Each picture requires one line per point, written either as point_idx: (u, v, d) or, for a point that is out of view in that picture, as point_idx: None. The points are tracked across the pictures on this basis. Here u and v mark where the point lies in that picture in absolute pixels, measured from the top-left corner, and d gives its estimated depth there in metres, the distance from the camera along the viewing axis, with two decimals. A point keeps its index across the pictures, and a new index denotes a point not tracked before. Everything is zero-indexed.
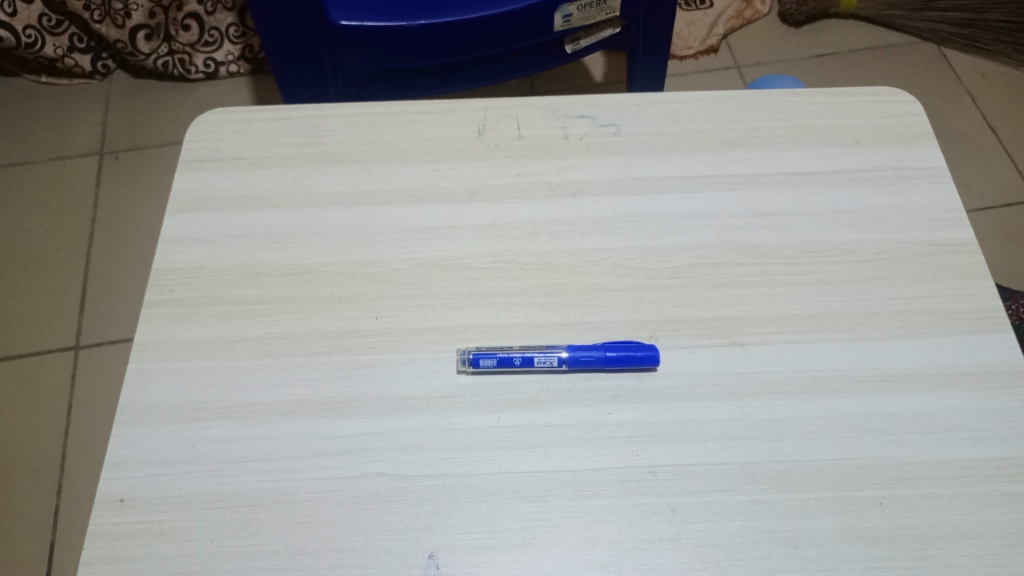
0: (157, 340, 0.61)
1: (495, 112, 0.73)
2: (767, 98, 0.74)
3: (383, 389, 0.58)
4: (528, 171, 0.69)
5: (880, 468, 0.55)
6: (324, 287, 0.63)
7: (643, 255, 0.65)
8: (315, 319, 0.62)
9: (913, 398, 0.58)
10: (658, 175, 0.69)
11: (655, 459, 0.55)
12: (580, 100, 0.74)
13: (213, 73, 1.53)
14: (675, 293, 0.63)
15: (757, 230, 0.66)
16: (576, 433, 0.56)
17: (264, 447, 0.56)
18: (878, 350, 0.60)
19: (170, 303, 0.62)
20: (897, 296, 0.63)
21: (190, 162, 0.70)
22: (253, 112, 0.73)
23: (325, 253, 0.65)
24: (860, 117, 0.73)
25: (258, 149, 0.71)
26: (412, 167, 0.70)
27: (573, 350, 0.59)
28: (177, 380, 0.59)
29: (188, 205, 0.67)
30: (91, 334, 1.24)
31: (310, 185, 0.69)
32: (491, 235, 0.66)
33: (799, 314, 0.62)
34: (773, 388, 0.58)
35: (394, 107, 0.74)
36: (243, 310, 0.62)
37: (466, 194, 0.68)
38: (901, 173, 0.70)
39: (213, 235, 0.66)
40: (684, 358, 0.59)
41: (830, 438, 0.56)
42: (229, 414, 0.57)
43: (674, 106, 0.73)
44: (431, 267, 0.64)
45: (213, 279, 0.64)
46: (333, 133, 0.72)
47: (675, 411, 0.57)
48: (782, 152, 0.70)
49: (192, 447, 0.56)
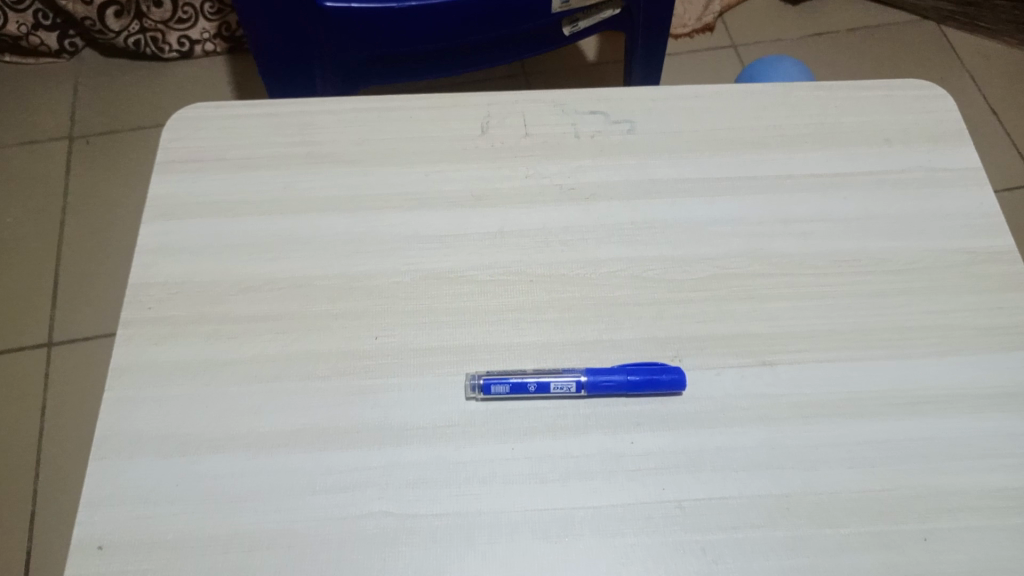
0: (138, 363, 0.55)
1: (500, 108, 0.68)
2: (790, 93, 0.69)
3: (386, 417, 0.53)
4: (537, 173, 0.64)
5: (923, 499, 0.51)
6: (318, 304, 0.58)
7: (662, 265, 0.60)
8: (311, 339, 0.57)
9: (955, 422, 0.54)
10: (677, 177, 0.64)
11: (682, 492, 0.51)
12: (591, 95, 0.69)
13: (188, 52, 1.45)
14: (699, 308, 0.58)
15: (783, 237, 0.61)
16: (597, 464, 0.52)
17: (258, 483, 0.51)
18: (916, 368, 0.56)
19: (151, 322, 0.57)
20: (936, 309, 0.59)
21: (169, 164, 0.64)
22: (239, 108, 0.67)
23: (319, 265, 0.60)
24: (889, 114, 0.68)
25: (243, 148, 0.65)
26: (412, 168, 0.64)
27: (592, 374, 0.54)
28: (161, 408, 0.54)
29: (168, 211, 0.62)
30: (65, 330, 1.18)
31: (300, 189, 0.63)
32: (499, 244, 0.61)
33: (831, 329, 0.57)
34: (807, 411, 0.54)
35: (390, 101, 0.68)
36: (230, 328, 0.57)
37: (470, 199, 0.63)
38: (933, 175, 0.65)
39: (196, 245, 0.60)
40: (711, 381, 0.55)
41: (868, 465, 0.52)
42: (219, 446, 0.52)
43: (692, 102, 0.68)
44: (435, 280, 0.59)
45: (197, 294, 0.58)
46: (324, 131, 0.66)
47: (702, 439, 0.53)
48: (808, 152, 0.66)
49: (179, 484, 0.51)
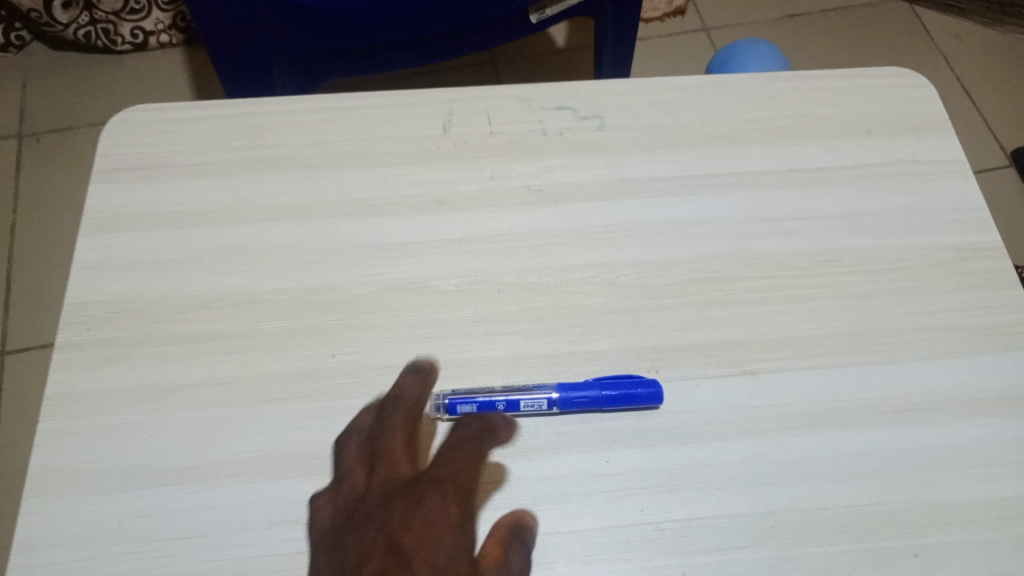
0: (76, 391, 0.51)
1: (464, 104, 0.64)
2: (767, 83, 0.66)
3: (347, 442, 0.50)
4: (503, 174, 0.61)
5: (913, 513, 0.49)
6: (272, 321, 0.54)
7: (637, 270, 0.57)
8: (264, 360, 0.53)
9: (945, 429, 0.52)
10: (650, 176, 0.61)
11: (662, 513, 0.48)
12: (559, 89, 0.65)
13: (142, 44, 1.39)
14: (677, 315, 0.55)
15: (763, 237, 0.59)
16: (572, 486, 0.49)
17: (207, 520, 0.47)
18: (903, 373, 0.54)
19: (91, 345, 0.53)
20: (922, 311, 0.56)
21: (109, 172, 0.60)
22: (184, 110, 0.63)
23: (272, 279, 0.56)
24: (870, 104, 0.66)
25: (189, 153, 0.61)
26: (370, 172, 0.60)
27: (565, 391, 0.51)
28: (102, 440, 0.50)
29: (108, 224, 0.58)
30: (17, 339, 1.12)
31: (250, 197, 0.59)
32: (465, 251, 0.57)
33: (814, 335, 0.55)
34: (791, 423, 0.51)
35: (347, 100, 0.64)
36: (176, 350, 0.53)
37: (433, 203, 0.59)
38: (915, 168, 0.63)
39: (139, 260, 0.56)
40: (690, 393, 0.52)
41: (857, 479, 0.50)
42: (166, 480, 0.49)
43: (665, 95, 0.65)
44: (397, 292, 0.56)
45: (140, 314, 0.54)
46: (275, 134, 0.62)
47: (682, 456, 0.50)
48: (787, 146, 0.63)
49: (122, 522, 0.47)
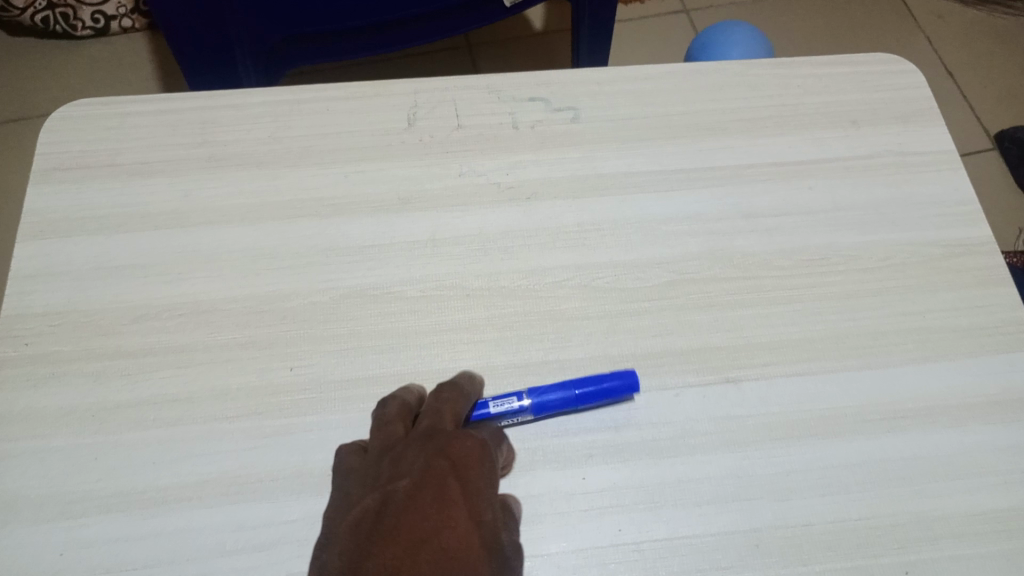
0: (14, 411, 0.48)
1: (430, 96, 0.60)
2: (748, 71, 0.63)
3: (305, 462, 0.47)
4: (471, 170, 0.57)
5: (904, 528, 0.46)
6: (224, 333, 0.51)
7: (613, 272, 0.54)
8: (217, 374, 0.49)
9: (936, 438, 0.49)
10: (627, 171, 0.58)
11: (641, 532, 0.46)
12: (530, 79, 0.62)
13: (103, 29, 1.32)
14: (655, 320, 0.52)
15: (745, 235, 0.56)
16: (545, 505, 0.46)
17: (154, 549, 0.44)
18: (892, 380, 0.51)
19: (30, 361, 0.49)
20: (911, 311, 0.54)
21: (49, 172, 0.56)
22: (130, 104, 0.59)
23: (225, 287, 0.52)
24: (855, 92, 0.63)
25: (136, 152, 0.57)
26: (330, 169, 0.57)
27: (536, 395, 0.48)
28: (41, 464, 0.46)
29: (48, 229, 0.54)
30: None
31: (202, 198, 0.55)
32: (431, 253, 0.54)
33: (799, 339, 0.52)
34: (776, 433, 0.49)
35: (304, 92, 0.60)
36: (122, 365, 0.50)
37: (397, 202, 0.56)
38: (903, 159, 0.60)
39: (81, 268, 0.53)
40: (670, 403, 0.49)
41: (845, 492, 0.47)
42: (110, 506, 0.45)
43: (642, 84, 0.62)
44: (359, 299, 0.52)
45: (83, 326, 0.51)
46: (228, 129, 0.58)
47: (662, 471, 0.47)
48: (769, 137, 0.60)
49: (63, 553, 0.44)
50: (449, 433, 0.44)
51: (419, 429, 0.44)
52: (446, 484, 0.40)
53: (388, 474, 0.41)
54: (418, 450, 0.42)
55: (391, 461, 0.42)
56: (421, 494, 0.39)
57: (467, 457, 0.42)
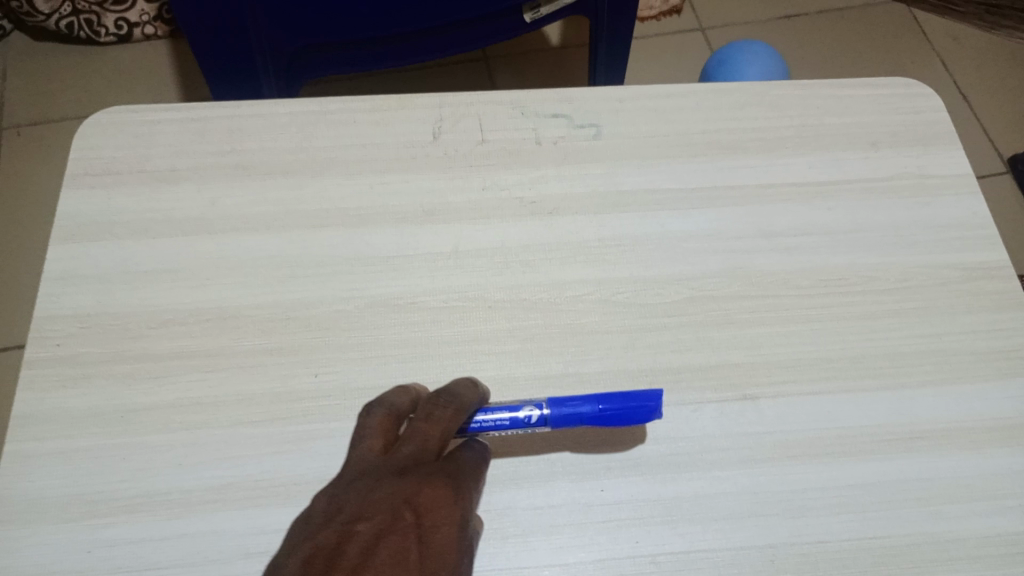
0: (42, 411, 0.49)
1: (454, 109, 0.61)
2: (769, 91, 0.64)
3: (327, 468, 0.47)
4: (494, 184, 0.58)
5: (919, 548, 0.47)
6: (249, 340, 0.52)
7: (634, 287, 0.55)
8: (241, 380, 0.50)
9: (953, 461, 0.49)
10: (647, 188, 0.59)
11: (658, 546, 0.46)
12: (553, 95, 0.63)
13: (126, 35, 1.34)
14: (674, 336, 0.53)
15: (765, 253, 0.56)
16: (563, 516, 0.47)
17: (177, 550, 0.45)
18: (910, 402, 0.51)
19: (58, 362, 0.50)
20: (930, 333, 0.54)
21: (79, 177, 0.57)
22: (160, 112, 0.60)
23: (250, 294, 0.53)
24: (875, 114, 0.63)
25: (165, 158, 0.58)
26: (355, 180, 0.58)
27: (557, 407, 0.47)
28: (68, 465, 0.47)
29: (77, 233, 0.55)
30: None
31: (229, 205, 0.56)
32: (453, 266, 0.55)
33: (817, 359, 0.53)
34: (793, 451, 0.49)
35: (330, 103, 0.61)
36: (147, 369, 0.50)
37: (420, 214, 0.57)
38: (923, 181, 0.61)
39: (109, 272, 0.54)
40: (688, 419, 0.50)
41: (860, 512, 0.47)
42: (135, 508, 0.46)
43: (663, 102, 0.62)
44: (382, 308, 0.53)
45: (111, 329, 0.52)
46: (255, 138, 0.59)
47: (679, 485, 0.48)
48: (788, 157, 0.61)
49: (89, 552, 0.45)
50: (422, 473, 0.43)
51: (396, 457, 0.43)
52: (407, 538, 0.40)
53: (350, 512, 0.41)
54: (389, 487, 0.42)
55: (359, 494, 0.42)
56: (379, 546, 0.39)
57: (435, 509, 0.41)
